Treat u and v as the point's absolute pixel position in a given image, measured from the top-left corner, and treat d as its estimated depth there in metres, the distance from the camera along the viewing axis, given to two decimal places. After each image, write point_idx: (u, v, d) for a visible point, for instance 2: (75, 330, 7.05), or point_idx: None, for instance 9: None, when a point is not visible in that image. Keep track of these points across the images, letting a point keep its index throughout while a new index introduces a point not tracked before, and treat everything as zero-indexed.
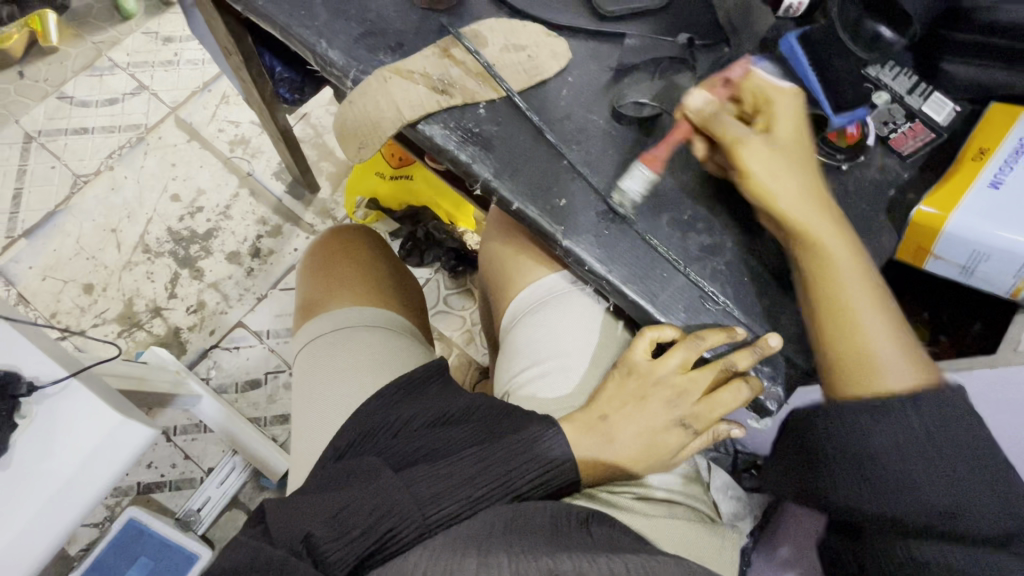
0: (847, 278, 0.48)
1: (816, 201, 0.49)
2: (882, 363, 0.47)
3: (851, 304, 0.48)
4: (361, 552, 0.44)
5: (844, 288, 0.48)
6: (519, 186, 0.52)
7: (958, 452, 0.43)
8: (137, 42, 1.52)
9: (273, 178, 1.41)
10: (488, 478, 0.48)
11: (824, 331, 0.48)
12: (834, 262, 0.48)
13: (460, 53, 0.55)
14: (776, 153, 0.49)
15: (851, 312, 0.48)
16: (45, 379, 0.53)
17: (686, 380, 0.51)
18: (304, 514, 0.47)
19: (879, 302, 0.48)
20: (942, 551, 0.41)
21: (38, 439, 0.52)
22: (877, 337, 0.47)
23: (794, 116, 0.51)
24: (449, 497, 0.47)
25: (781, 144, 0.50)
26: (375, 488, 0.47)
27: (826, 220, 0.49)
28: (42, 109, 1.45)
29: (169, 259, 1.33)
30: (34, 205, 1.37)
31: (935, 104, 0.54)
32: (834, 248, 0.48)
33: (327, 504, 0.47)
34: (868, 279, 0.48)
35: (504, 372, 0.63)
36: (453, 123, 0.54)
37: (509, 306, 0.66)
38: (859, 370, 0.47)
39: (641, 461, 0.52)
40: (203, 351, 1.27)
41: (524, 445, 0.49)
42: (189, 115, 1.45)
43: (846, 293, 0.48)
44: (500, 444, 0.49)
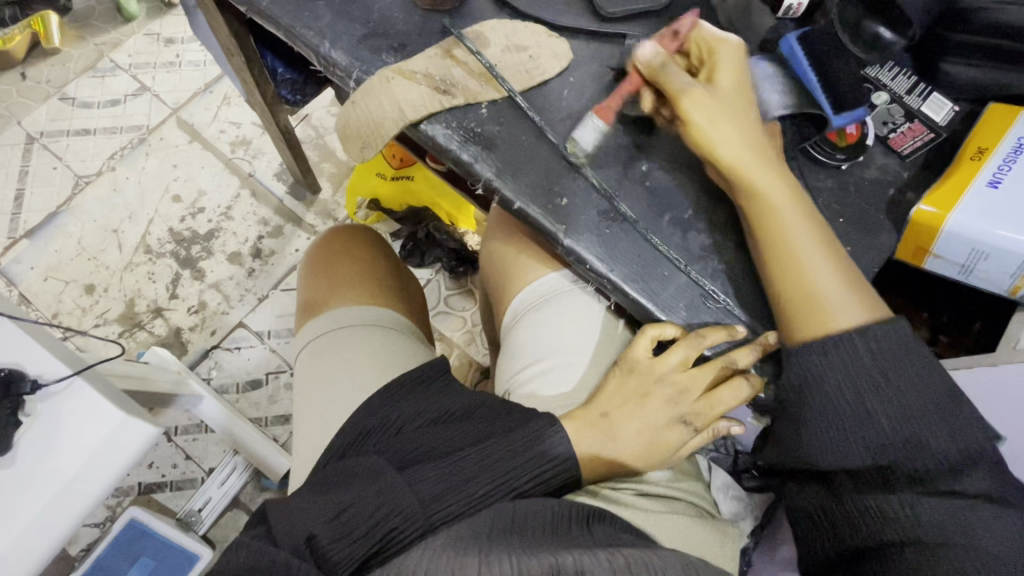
0: (792, 223, 0.49)
1: (762, 153, 0.50)
2: (825, 303, 0.47)
3: (795, 246, 0.48)
4: (366, 550, 0.45)
5: (791, 237, 0.49)
6: (521, 186, 0.53)
7: (914, 389, 0.45)
8: (139, 43, 1.52)
9: (275, 179, 1.41)
10: (490, 476, 0.48)
11: (773, 280, 0.49)
12: (778, 204, 0.49)
13: (462, 54, 0.56)
14: (718, 102, 0.51)
15: (796, 254, 0.48)
16: (49, 378, 0.54)
17: (687, 378, 0.52)
18: (306, 514, 0.47)
19: (825, 244, 0.49)
20: (907, 501, 0.43)
21: (43, 437, 0.52)
22: (822, 280, 0.48)
23: (738, 69, 0.52)
24: (451, 495, 0.47)
25: (724, 94, 0.51)
26: (377, 488, 0.48)
27: (770, 166, 0.50)
28: (44, 110, 1.46)
29: (170, 259, 1.34)
30: (36, 206, 1.37)
31: (935, 104, 0.55)
32: (778, 196, 0.49)
33: (330, 504, 0.47)
34: (814, 222, 0.49)
35: (505, 371, 0.64)
36: (455, 123, 0.54)
37: (510, 305, 0.66)
38: (804, 311, 0.48)
39: (642, 459, 0.52)
40: (205, 352, 1.28)
41: (527, 444, 0.50)
42: (191, 117, 1.45)
43: (791, 239, 0.49)
44: (502, 443, 0.50)
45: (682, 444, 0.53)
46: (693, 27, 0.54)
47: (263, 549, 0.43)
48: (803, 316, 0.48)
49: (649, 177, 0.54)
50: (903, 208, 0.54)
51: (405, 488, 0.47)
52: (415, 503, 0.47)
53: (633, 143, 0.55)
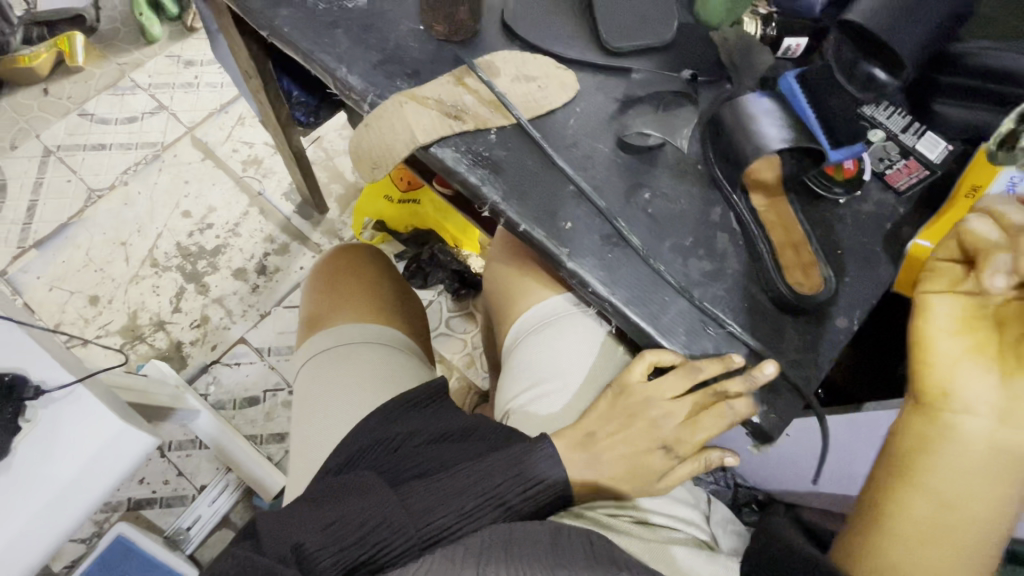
0: (949, 469, 0.42)
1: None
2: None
3: (919, 481, 0.43)
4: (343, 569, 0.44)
5: (927, 474, 0.43)
6: (526, 210, 0.54)
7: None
8: (159, 65, 1.58)
9: (283, 198, 1.44)
10: (483, 494, 0.48)
11: (889, 488, 0.44)
12: (935, 450, 0.43)
13: (473, 82, 0.58)
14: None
15: (919, 480, 0.43)
16: (51, 384, 0.53)
17: (675, 407, 0.52)
18: (296, 525, 0.46)
19: (944, 508, 0.42)
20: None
21: (39, 444, 0.52)
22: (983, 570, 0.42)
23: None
24: (440, 511, 0.47)
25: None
26: (368, 501, 0.47)
27: (987, 415, 0.41)
28: (63, 125, 1.50)
29: (176, 273, 1.35)
30: (48, 217, 1.40)
31: (929, 142, 0.57)
32: (1012, 486, 0.42)
33: (315, 519, 0.47)
34: (973, 473, 0.42)
35: (504, 394, 0.64)
36: (464, 147, 0.56)
37: (511, 327, 0.67)
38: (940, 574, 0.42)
39: (627, 482, 0.53)
40: (203, 366, 1.27)
41: (522, 461, 0.50)
42: (205, 135, 1.49)
43: (998, 523, 0.42)
44: (498, 460, 0.50)
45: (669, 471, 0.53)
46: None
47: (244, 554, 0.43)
48: (891, 554, 0.43)
49: (651, 205, 0.55)
50: (898, 243, 0.55)
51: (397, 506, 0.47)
52: (401, 521, 0.46)
53: (636, 172, 0.57)
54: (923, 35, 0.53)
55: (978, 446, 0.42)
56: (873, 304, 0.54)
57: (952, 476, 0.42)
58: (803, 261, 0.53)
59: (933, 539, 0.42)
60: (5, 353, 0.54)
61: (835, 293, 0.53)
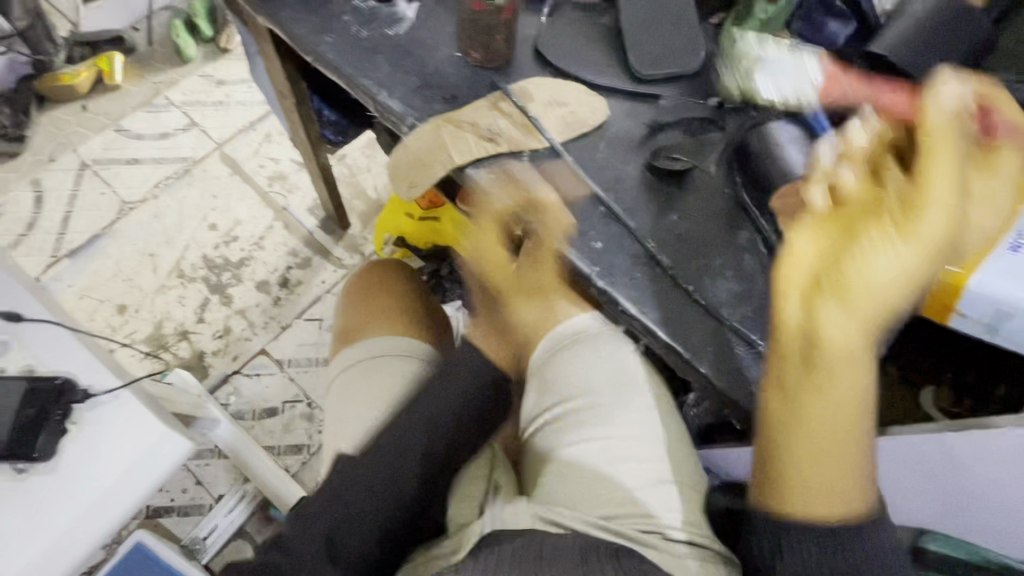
0: (799, 382, 0.40)
1: (883, 323, 0.38)
2: (844, 490, 0.41)
3: (781, 397, 0.41)
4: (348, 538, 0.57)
5: (784, 395, 0.40)
6: (558, 229, 0.56)
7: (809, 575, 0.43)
8: (192, 84, 1.64)
9: (307, 213, 1.47)
10: (423, 433, 0.61)
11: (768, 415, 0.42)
12: (783, 360, 0.40)
13: (507, 105, 0.61)
14: (941, 243, 0.37)
15: (784, 402, 0.41)
16: (99, 388, 0.56)
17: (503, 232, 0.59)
18: (313, 526, 0.56)
19: (807, 420, 0.40)
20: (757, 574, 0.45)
21: (85, 446, 0.54)
22: (852, 478, 0.41)
23: (979, 226, 0.42)
24: (394, 459, 0.59)
25: (954, 232, 0.37)
26: (353, 485, 0.58)
27: (800, 306, 0.39)
28: (99, 140, 1.56)
29: (201, 284, 1.39)
30: (81, 227, 1.44)
31: None
32: (854, 386, 0.39)
33: (311, 513, 0.57)
34: (823, 381, 0.39)
35: (533, 408, 0.68)
36: (498, 168, 0.59)
37: (540, 342, 0.69)
38: (816, 491, 0.42)
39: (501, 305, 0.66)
40: (224, 376, 1.30)
41: (447, 397, 0.62)
42: (233, 151, 1.54)
43: (848, 426, 0.40)
44: (431, 407, 0.61)
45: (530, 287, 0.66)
46: (1005, 157, 0.44)
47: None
48: (787, 472, 0.42)
49: (679, 227, 0.57)
50: None
51: (362, 477, 0.58)
52: (375, 487, 0.58)
53: (663, 194, 0.58)
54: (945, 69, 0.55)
55: (792, 342, 0.39)
56: None
57: (806, 384, 0.39)
58: None
59: (807, 453, 0.40)
60: (60, 359, 0.57)
61: None
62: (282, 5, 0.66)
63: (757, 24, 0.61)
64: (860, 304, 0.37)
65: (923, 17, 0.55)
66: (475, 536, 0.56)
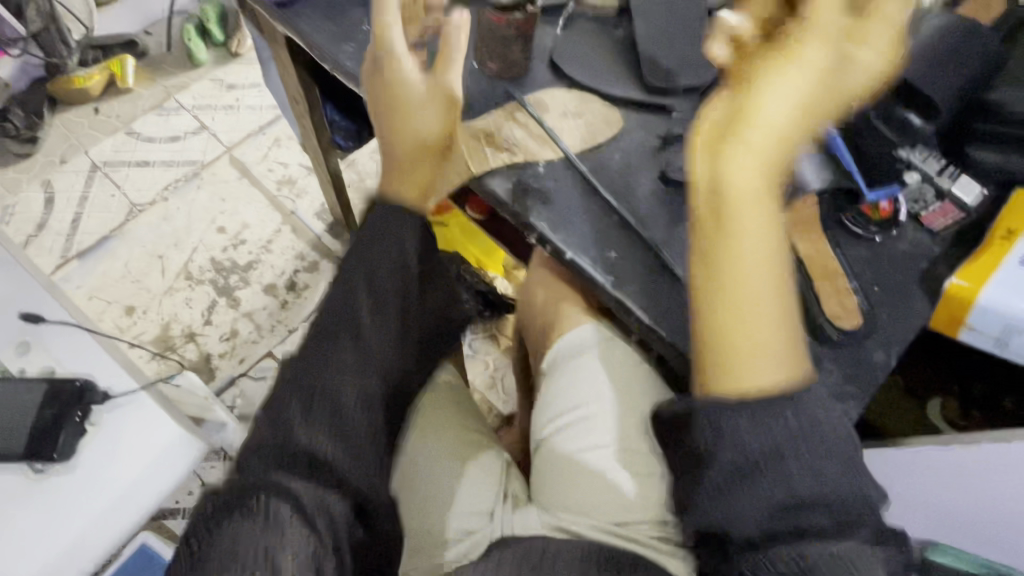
0: (730, 237, 0.47)
1: (771, 165, 0.47)
2: (769, 360, 0.46)
3: (711, 252, 0.47)
4: (327, 436, 0.50)
5: (714, 256, 0.47)
6: (572, 239, 0.57)
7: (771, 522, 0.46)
8: (203, 87, 1.66)
9: (315, 217, 1.48)
10: (375, 304, 0.54)
11: (702, 281, 0.48)
12: (710, 215, 0.48)
13: (523, 116, 0.62)
14: (809, 91, 0.46)
15: (716, 260, 0.47)
16: (117, 391, 0.57)
17: (395, 57, 0.56)
18: (286, 421, 0.50)
19: (733, 267, 0.47)
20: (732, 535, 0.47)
21: (105, 446, 0.55)
22: (770, 329, 0.47)
23: (869, 71, 0.47)
24: (346, 349, 0.53)
25: (824, 81, 0.46)
26: (317, 378, 0.52)
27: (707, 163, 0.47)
28: (110, 142, 1.57)
29: (209, 287, 1.39)
30: (91, 229, 1.46)
31: (964, 186, 0.58)
32: (750, 227, 0.47)
33: (268, 428, 0.51)
34: (751, 229, 0.47)
35: (541, 415, 0.68)
36: (514, 177, 0.59)
37: (550, 350, 0.71)
38: (747, 351, 0.46)
39: (403, 146, 0.56)
40: (230, 379, 1.31)
41: (393, 258, 0.54)
42: (243, 155, 1.56)
43: (755, 267, 0.47)
44: (377, 280, 0.54)
45: (416, 120, 0.56)
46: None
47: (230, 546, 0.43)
48: (722, 332, 0.47)
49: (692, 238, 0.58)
50: (936, 282, 0.56)
51: (316, 378, 0.52)
52: (338, 383, 0.52)
53: (676, 205, 0.59)
54: (957, 86, 0.56)
55: (703, 194, 0.47)
56: (910, 341, 0.55)
57: (725, 229, 0.47)
58: (841, 295, 0.53)
59: (731, 299, 0.46)
60: (80, 361, 0.59)
61: (874, 328, 0.54)
62: (301, 14, 0.67)
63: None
64: (742, 148, 0.46)
65: (935, 34, 0.56)
66: (484, 543, 0.63)
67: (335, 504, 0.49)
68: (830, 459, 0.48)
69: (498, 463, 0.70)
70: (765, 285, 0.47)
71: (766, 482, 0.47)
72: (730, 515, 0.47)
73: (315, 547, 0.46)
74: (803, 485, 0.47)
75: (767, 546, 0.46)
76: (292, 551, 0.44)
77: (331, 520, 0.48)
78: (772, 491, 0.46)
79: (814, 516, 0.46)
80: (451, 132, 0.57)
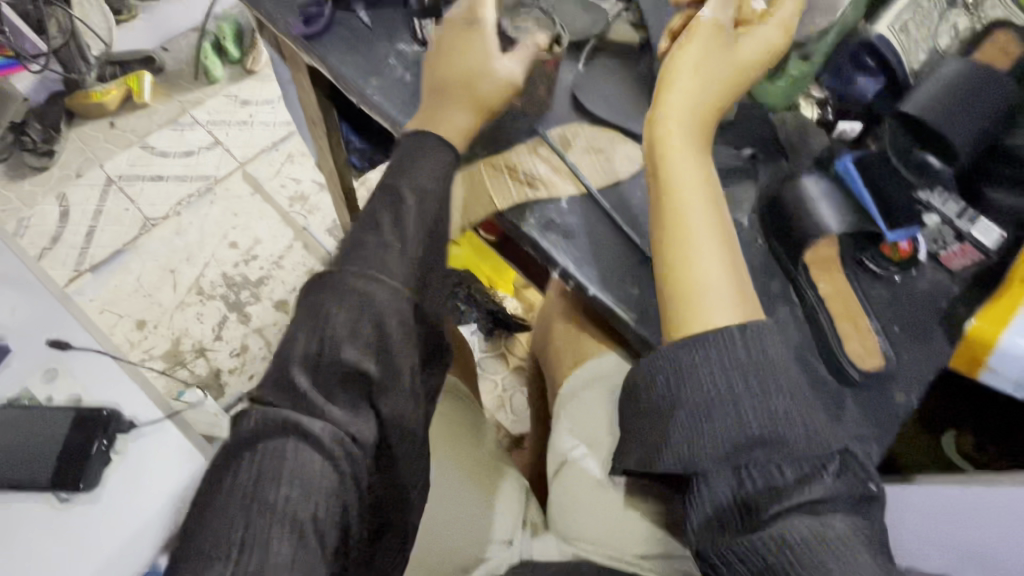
0: (684, 189, 0.54)
1: (696, 120, 0.56)
2: (711, 294, 0.52)
3: (671, 205, 0.54)
4: (370, 353, 0.50)
5: (674, 207, 0.54)
6: (596, 275, 0.58)
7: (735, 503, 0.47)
8: (218, 103, 1.68)
9: (327, 233, 1.50)
10: (414, 228, 0.55)
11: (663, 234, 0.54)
12: (665, 173, 0.55)
13: (546, 151, 0.63)
14: (711, 60, 0.56)
15: (677, 212, 0.54)
16: (143, 419, 0.62)
17: (478, 21, 0.62)
18: (335, 336, 0.49)
19: (691, 214, 0.54)
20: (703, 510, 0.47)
21: (131, 472, 0.60)
22: (708, 264, 0.52)
23: (761, 47, 0.57)
24: (390, 256, 0.53)
25: (725, 54, 0.57)
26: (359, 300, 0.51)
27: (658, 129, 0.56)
28: (125, 156, 1.59)
29: (220, 302, 1.40)
30: (104, 243, 1.47)
31: (984, 228, 0.57)
32: (682, 171, 0.55)
33: (311, 339, 0.49)
34: (701, 181, 0.55)
35: (560, 443, 0.68)
36: (538, 213, 0.60)
37: (567, 378, 0.73)
38: (688, 282, 0.52)
39: (449, 83, 0.60)
40: (240, 395, 1.31)
41: (428, 185, 0.56)
42: (256, 170, 1.57)
43: (692, 205, 0.54)
44: (427, 199, 0.55)
45: (467, 70, 0.60)
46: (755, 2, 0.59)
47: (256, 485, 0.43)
48: (687, 272, 0.52)
49: None
50: (955, 322, 0.57)
51: (355, 278, 0.51)
52: (377, 288, 0.51)
53: None
54: (976, 129, 0.56)
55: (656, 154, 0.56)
56: (929, 381, 0.55)
57: (680, 178, 0.55)
58: (863, 335, 0.54)
59: (689, 239, 0.53)
60: (111, 390, 0.64)
61: (895, 369, 0.55)
62: (328, 46, 0.68)
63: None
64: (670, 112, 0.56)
65: (953, 80, 0.57)
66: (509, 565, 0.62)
67: (356, 449, 0.48)
68: (785, 403, 0.48)
69: (519, 490, 0.71)
70: (720, 225, 0.54)
71: (722, 420, 0.48)
72: (688, 455, 0.48)
73: (341, 486, 0.46)
74: (758, 429, 0.47)
75: (759, 525, 0.46)
76: (316, 505, 0.44)
77: (353, 464, 0.48)
78: (727, 433, 0.48)
79: (771, 466, 0.47)
80: (484, 108, 0.61)
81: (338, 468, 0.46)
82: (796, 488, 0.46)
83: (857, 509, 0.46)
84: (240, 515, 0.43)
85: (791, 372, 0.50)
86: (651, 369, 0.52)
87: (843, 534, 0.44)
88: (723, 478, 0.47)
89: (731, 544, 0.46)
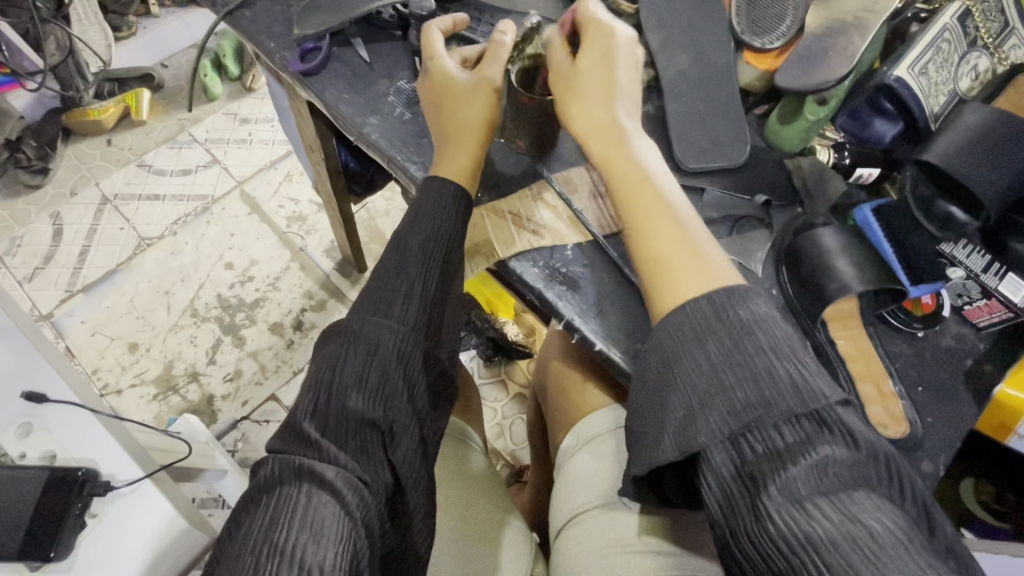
0: (623, 170, 0.50)
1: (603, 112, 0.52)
2: (677, 266, 0.46)
3: (621, 201, 0.50)
4: (376, 403, 0.47)
5: (624, 199, 0.50)
6: (603, 328, 0.55)
7: (757, 486, 0.38)
8: (217, 121, 1.66)
9: (324, 255, 1.46)
10: (422, 271, 0.51)
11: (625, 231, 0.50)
12: (611, 174, 0.51)
13: (551, 197, 0.60)
14: (578, 77, 0.53)
15: (633, 197, 0.49)
16: (121, 480, 0.57)
17: (433, 53, 0.58)
18: (344, 381, 0.47)
19: (637, 195, 0.49)
20: (726, 499, 0.39)
21: (111, 537, 0.56)
22: (667, 242, 0.47)
23: (602, 46, 0.53)
24: (396, 302, 0.50)
25: (579, 72, 0.53)
26: (364, 344, 0.48)
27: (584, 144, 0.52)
28: (121, 174, 1.57)
29: (214, 325, 1.37)
30: (98, 262, 1.44)
31: (1012, 284, 0.56)
32: (617, 169, 0.51)
33: (318, 387, 0.47)
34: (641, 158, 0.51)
35: (571, 500, 0.64)
36: (542, 262, 0.57)
37: (570, 430, 0.70)
38: (652, 273, 0.47)
39: (443, 126, 0.57)
40: (232, 423, 1.27)
41: (438, 228, 0.53)
42: (253, 190, 1.54)
43: (639, 186, 0.49)
44: (430, 241, 0.52)
45: (454, 101, 0.57)
46: (584, 3, 0.55)
47: (268, 534, 0.39)
48: (651, 250, 0.47)
49: None
50: (981, 381, 0.54)
51: (363, 324, 0.49)
52: (385, 331, 0.49)
53: None
54: (1002, 183, 0.54)
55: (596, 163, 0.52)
56: (956, 447, 0.52)
57: (626, 171, 0.50)
58: (883, 399, 0.52)
59: (647, 225, 0.48)
60: (85, 443, 0.59)
61: (921, 435, 0.51)
62: (326, 83, 0.66)
63: (796, 100, 0.60)
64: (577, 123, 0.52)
65: (977, 130, 0.54)
66: None
67: (368, 493, 0.44)
68: (767, 361, 0.40)
69: (525, 551, 0.66)
70: (675, 194, 0.50)
71: (704, 389, 0.41)
72: (681, 440, 0.41)
73: (352, 535, 0.42)
74: (744, 395, 0.40)
75: (764, 504, 0.37)
76: (327, 553, 0.39)
77: (365, 509, 0.44)
78: (714, 410, 0.40)
79: (770, 428, 0.39)
80: (494, 121, 0.58)
81: (352, 513, 0.42)
82: (799, 450, 0.38)
83: (896, 500, 0.38)
84: (249, 565, 0.38)
85: (776, 327, 0.42)
86: (641, 381, 0.45)
87: (880, 532, 0.35)
88: (722, 450, 0.39)
89: (748, 532, 0.37)
